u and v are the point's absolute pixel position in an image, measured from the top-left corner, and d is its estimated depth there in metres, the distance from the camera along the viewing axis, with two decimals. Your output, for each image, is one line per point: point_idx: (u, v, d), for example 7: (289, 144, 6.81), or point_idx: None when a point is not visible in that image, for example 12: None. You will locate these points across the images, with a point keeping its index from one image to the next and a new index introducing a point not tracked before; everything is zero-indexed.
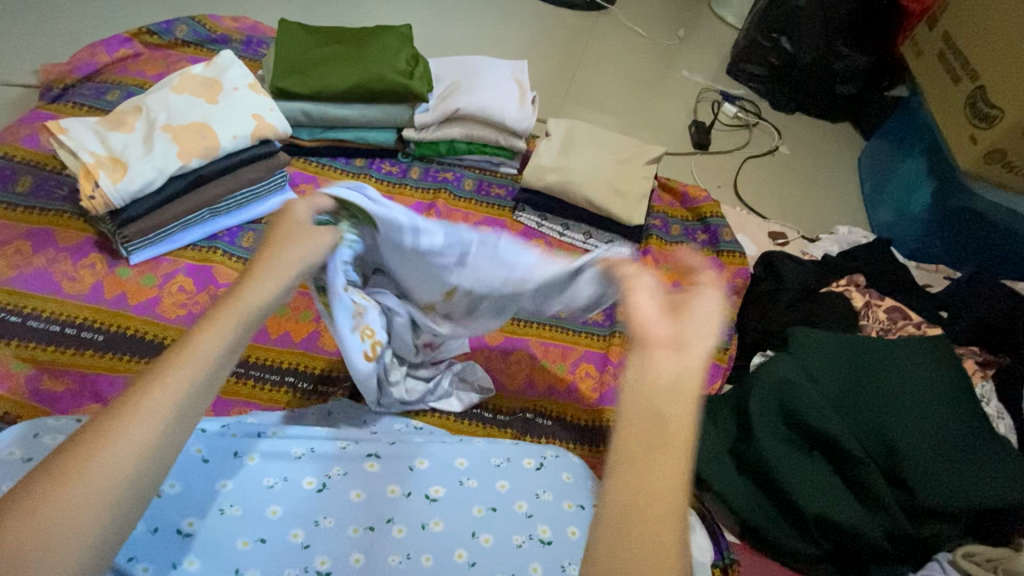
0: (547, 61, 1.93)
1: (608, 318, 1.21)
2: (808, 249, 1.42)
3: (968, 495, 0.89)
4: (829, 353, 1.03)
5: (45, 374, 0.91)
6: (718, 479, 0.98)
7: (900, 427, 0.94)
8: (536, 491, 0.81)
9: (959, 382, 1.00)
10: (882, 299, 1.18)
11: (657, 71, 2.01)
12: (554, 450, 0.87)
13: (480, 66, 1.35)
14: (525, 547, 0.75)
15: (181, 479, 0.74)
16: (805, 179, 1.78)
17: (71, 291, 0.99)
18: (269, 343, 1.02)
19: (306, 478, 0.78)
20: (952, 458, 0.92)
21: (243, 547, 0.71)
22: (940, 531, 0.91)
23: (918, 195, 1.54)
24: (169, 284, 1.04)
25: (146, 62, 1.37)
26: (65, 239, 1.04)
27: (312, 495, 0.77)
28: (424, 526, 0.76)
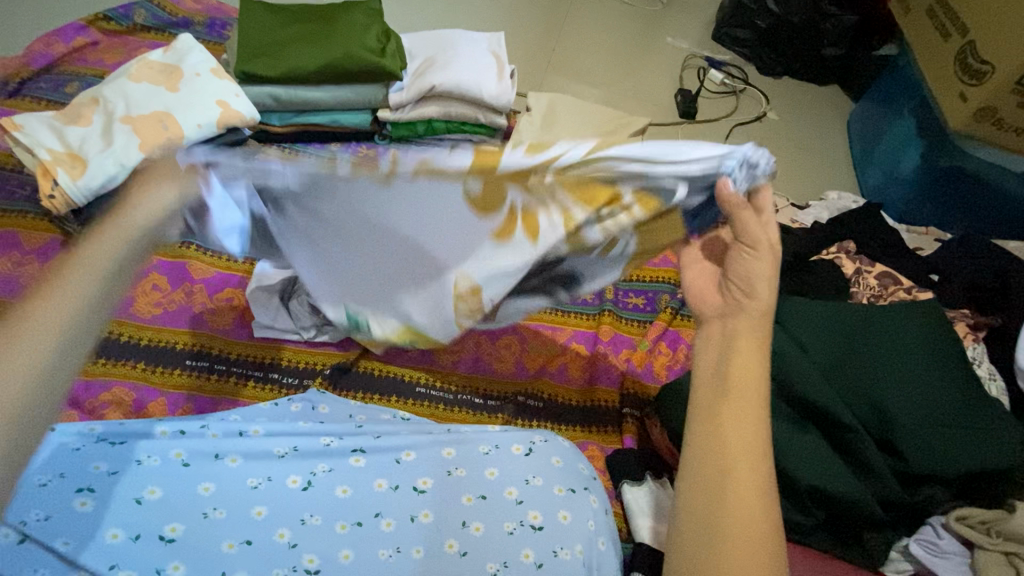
0: (527, 33, 1.87)
1: (597, 296, 1.18)
2: (798, 217, 1.40)
3: (959, 460, 0.89)
4: (816, 321, 1.03)
5: None
6: None
7: (892, 394, 0.93)
8: (527, 477, 0.80)
9: (949, 345, 0.99)
10: (873, 265, 1.17)
11: (640, 40, 1.95)
12: (543, 434, 0.86)
13: (457, 40, 1.30)
14: (517, 533, 0.75)
15: (162, 484, 0.74)
16: (793, 145, 1.75)
17: None
18: (248, 339, 0.99)
19: (290, 476, 0.78)
20: (944, 423, 0.92)
21: (229, 549, 0.71)
22: (934, 495, 0.91)
23: (907, 157, 1.52)
24: (143, 282, 1.01)
25: (106, 50, 1.31)
26: (31, 240, 1.00)
27: (298, 493, 0.76)
28: (413, 518, 0.76)
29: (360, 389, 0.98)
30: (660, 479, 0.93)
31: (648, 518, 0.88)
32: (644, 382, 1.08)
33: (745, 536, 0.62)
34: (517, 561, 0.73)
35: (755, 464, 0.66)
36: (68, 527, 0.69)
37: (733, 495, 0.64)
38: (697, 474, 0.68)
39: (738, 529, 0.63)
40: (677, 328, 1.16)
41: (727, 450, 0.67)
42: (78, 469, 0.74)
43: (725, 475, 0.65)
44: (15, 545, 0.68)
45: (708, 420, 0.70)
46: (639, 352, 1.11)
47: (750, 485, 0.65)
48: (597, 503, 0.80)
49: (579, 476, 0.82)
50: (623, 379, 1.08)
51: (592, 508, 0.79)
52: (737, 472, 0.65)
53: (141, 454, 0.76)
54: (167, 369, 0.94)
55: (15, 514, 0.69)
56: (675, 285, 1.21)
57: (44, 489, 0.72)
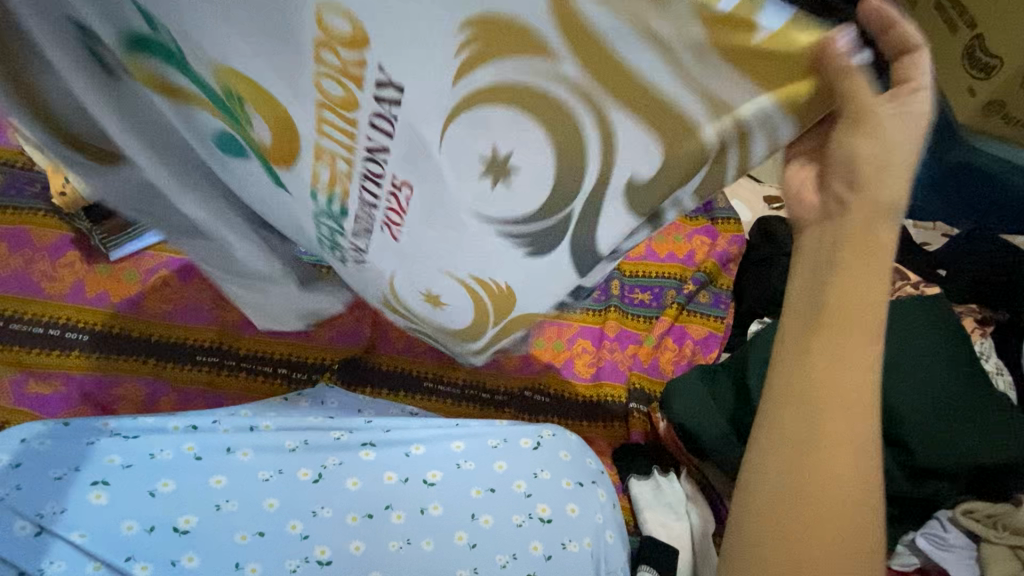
0: None
1: (603, 292, 1.17)
2: None
3: (965, 455, 0.90)
4: None
5: (31, 378, 0.90)
6: (718, 449, 0.94)
7: (900, 389, 0.93)
8: (535, 471, 0.81)
9: (957, 338, 0.98)
10: None
11: None
12: (551, 427, 0.86)
13: None
14: (525, 526, 0.76)
15: (175, 476, 0.75)
16: None
17: (52, 292, 0.97)
18: (258, 333, 1.00)
19: (301, 469, 0.78)
20: (952, 418, 0.92)
21: (243, 541, 0.72)
22: (938, 489, 0.92)
23: None
24: (153, 277, 1.01)
25: None
26: (43, 237, 1.01)
27: (309, 485, 0.77)
28: (423, 511, 0.76)
29: (367, 385, 0.99)
30: (666, 473, 0.96)
31: (654, 511, 0.90)
32: (652, 378, 1.09)
33: (844, 500, 0.53)
34: (526, 553, 0.74)
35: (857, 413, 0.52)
36: (84, 520, 0.71)
37: (824, 482, 0.53)
38: (774, 467, 0.54)
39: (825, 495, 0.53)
40: (682, 323, 1.17)
41: (824, 409, 0.52)
42: (91, 462, 0.74)
43: (810, 457, 0.53)
44: (33, 538, 0.69)
45: (799, 356, 0.53)
46: (646, 347, 1.11)
47: (853, 439, 0.53)
48: (604, 496, 0.81)
49: (587, 470, 0.83)
50: (630, 374, 1.08)
51: (599, 502, 0.80)
52: (832, 456, 0.53)
53: (152, 448, 0.77)
54: (179, 364, 0.95)
55: (31, 506, 0.71)
56: (680, 280, 1.21)
57: (58, 482, 0.73)
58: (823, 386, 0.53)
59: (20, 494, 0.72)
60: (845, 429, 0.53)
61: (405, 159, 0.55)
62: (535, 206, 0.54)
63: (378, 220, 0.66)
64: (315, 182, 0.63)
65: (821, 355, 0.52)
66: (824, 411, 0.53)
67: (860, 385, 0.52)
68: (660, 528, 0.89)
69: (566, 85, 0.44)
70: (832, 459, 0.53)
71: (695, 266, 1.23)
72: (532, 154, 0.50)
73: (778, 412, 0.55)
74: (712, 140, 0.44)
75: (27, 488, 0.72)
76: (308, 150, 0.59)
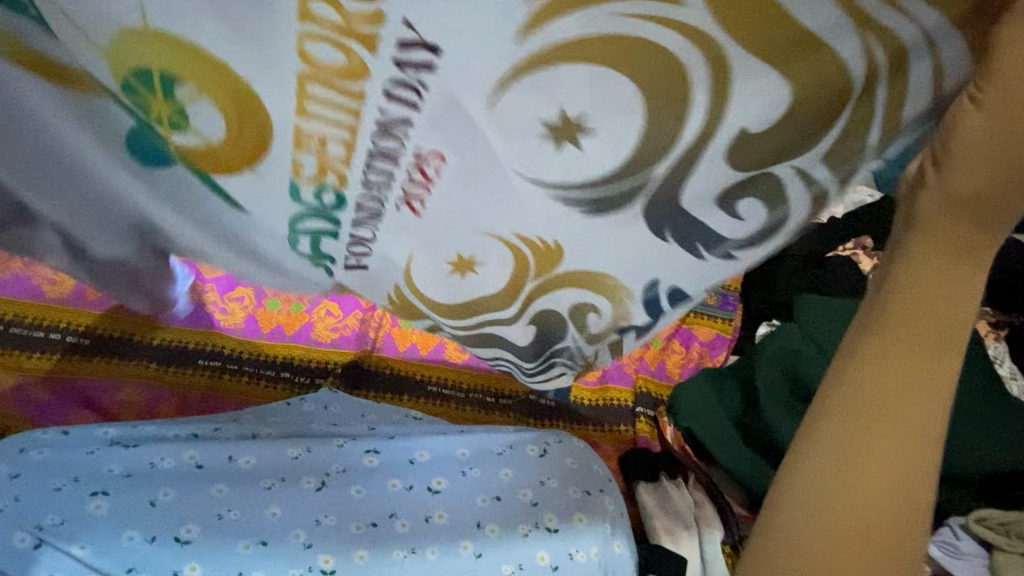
0: None
1: None
2: None
3: (974, 461, 0.89)
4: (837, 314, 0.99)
5: (36, 382, 0.88)
6: (728, 455, 0.95)
7: None
8: (541, 478, 0.80)
9: (970, 342, 0.97)
10: None
11: None
12: (557, 434, 0.85)
13: None
14: (531, 535, 0.75)
15: (175, 486, 0.74)
16: None
17: (51, 295, 0.94)
18: (262, 337, 0.99)
19: (304, 477, 0.78)
20: (963, 424, 0.91)
21: (245, 550, 0.71)
22: (953, 496, 0.91)
23: None
24: None
25: None
26: None
27: (312, 493, 0.76)
28: (428, 519, 0.76)
29: (369, 389, 0.98)
30: (673, 479, 0.95)
31: (663, 519, 0.89)
32: (658, 381, 1.08)
33: (900, 514, 0.47)
34: (532, 563, 0.73)
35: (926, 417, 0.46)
36: (84, 532, 0.70)
37: (874, 486, 0.47)
38: (820, 445, 0.49)
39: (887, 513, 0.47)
40: (689, 325, 1.15)
41: (879, 414, 0.46)
42: (92, 473, 0.74)
43: (861, 456, 0.47)
44: (32, 550, 0.68)
45: (873, 356, 0.46)
46: (652, 350, 1.10)
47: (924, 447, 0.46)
48: (612, 506, 0.79)
49: (595, 478, 0.81)
50: (636, 378, 1.07)
51: (607, 511, 0.78)
52: (883, 459, 0.47)
53: (154, 457, 0.77)
54: (178, 367, 0.94)
55: (32, 518, 0.70)
56: None
57: (59, 493, 0.72)
58: (893, 391, 0.46)
59: (19, 505, 0.70)
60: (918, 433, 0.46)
61: (433, 127, 0.54)
62: (613, 159, 0.53)
63: (394, 198, 0.62)
64: (297, 173, 0.61)
65: (903, 355, 0.46)
66: (888, 420, 0.46)
67: (936, 383, 0.46)
68: (669, 536, 0.87)
69: (682, 34, 0.44)
70: (881, 470, 0.47)
71: None
72: (618, 115, 0.49)
73: (844, 393, 0.48)
74: (859, 75, 0.45)
75: (26, 499, 0.71)
76: (286, 133, 0.57)
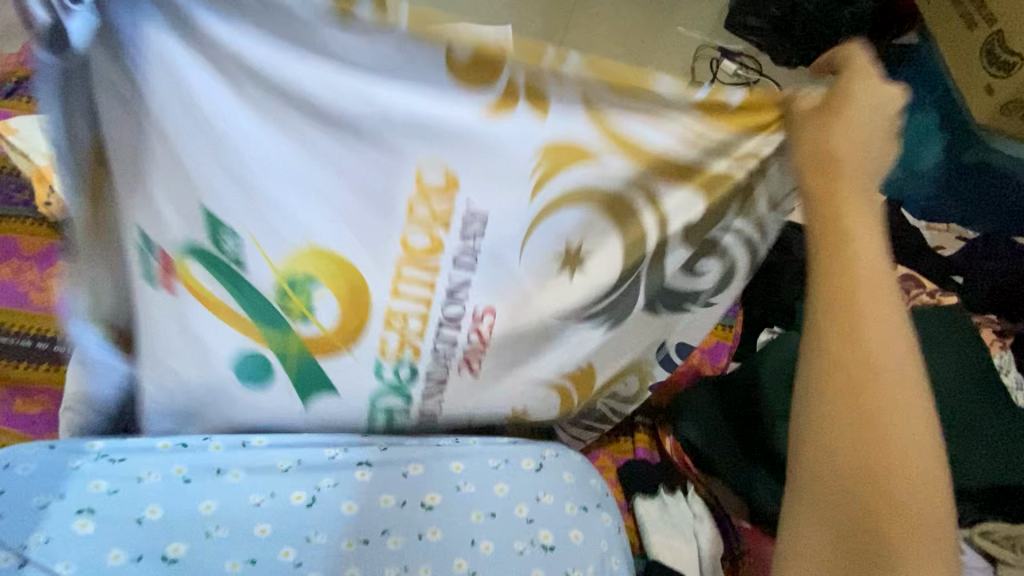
0: (534, 23, 1.81)
1: None
2: None
3: (979, 475, 0.87)
4: None
5: (17, 396, 0.87)
6: (727, 467, 0.93)
7: None
8: (538, 494, 0.78)
9: (977, 354, 0.95)
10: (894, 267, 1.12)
11: (649, 30, 1.90)
12: (555, 447, 0.84)
13: None
14: (527, 553, 0.73)
15: (163, 502, 0.73)
16: None
17: (39, 303, 0.94)
18: None
19: (294, 492, 0.76)
20: (968, 436, 0.88)
21: (233, 569, 0.70)
22: (956, 510, 0.88)
23: None
24: None
25: None
26: (30, 247, 0.98)
27: (301, 510, 0.75)
28: (421, 536, 0.74)
29: None
30: (673, 492, 0.93)
31: (661, 534, 0.87)
32: (657, 389, 1.05)
33: (920, 507, 0.44)
34: None
35: (903, 391, 0.47)
36: (68, 550, 0.68)
37: (887, 480, 0.45)
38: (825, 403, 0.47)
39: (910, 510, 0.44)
40: None
41: (860, 394, 0.46)
42: (77, 489, 0.73)
43: (867, 398, 0.46)
44: (16, 569, 0.66)
45: (832, 344, 0.48)
46: None
47: (912, 427, 0.46)
48: (609, 521, 0.79)
49: (591, 493, 0.80)
50: None
51: (604, 527, 0.78)
52: (887, 394, 0.46)
53: (141, 471, 0.75)
54: None
55: (16, 537, 0.68)
56: None
57: (43, 510, 0.71)
58: (863, 376, 0.46)
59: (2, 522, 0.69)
60: (901, 414, 0.46)
61: (488, 287, 0.73)
62: (612, 269, 0.75)
63: (457, 366, 0.78)
64: (383, 352, 0.75)
65: (858, 340, 0.47)
66: (863, 403, 0.46)
67: (896, 362, 0.47)
68: (668, 552, 0.85)
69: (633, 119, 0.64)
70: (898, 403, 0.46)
71: None
72: (598, 236, 0.73)
73: (830, 341, 0.47)
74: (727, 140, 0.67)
75: (9, 516, 0.69)
76: (378, 315, 0.72)
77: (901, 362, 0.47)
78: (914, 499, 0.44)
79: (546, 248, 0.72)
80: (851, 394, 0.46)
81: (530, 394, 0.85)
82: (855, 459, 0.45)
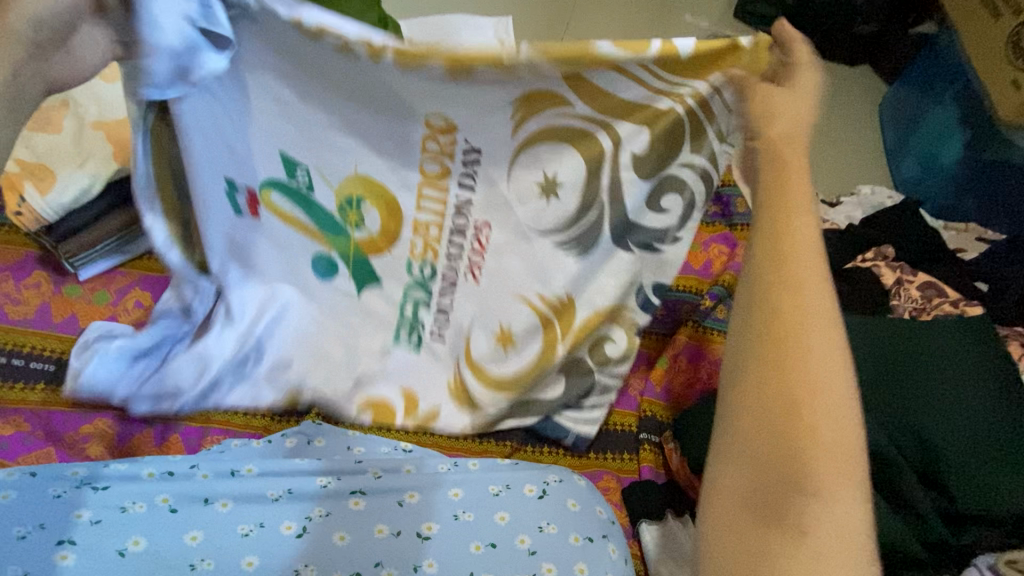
0: (536, 13, 1.74)
1: None
2: (830, 215, 1.29)
3: (1010, 496, 0.80)
4: (859, 341, 0.94)
5: None
6: None
7: (935, 421, 0.85)
8: (540, 523, 0.74)
9: (999, 367, 0.90)
10: (915, 275, 1.07)
11: (655, 19, 1.82)
12: (557, 473, 0.81)
13: (457, 28, 1.20)
14: None
15: (147, 534, 0.68)
16: (819, 133, 1.62)
17: (15, 316, 0.89)
18: None
19: (284, 523, 0.71)
20: (995, 456, 0.82)
21: None
22: (984, 537, 0.81)
23: (947, 148, 1.43)
24: (125, 300, 0.94)
25: None
26: (5, 256, 0.93)
27: (292, 541, 0.70)
28: (417, 569, 0.69)
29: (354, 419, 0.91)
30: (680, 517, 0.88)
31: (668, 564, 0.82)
32: (665, 404, 1.01)
33: (832, 491, 0.43)
34: None
35: (831, 368, 0.45)
36: None
37: (800, 460, 0.44)
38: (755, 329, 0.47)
39: (816, 498, 0.43)
40: (699, 341, 1.06)
41: (781, 369, 0.45)
42: (59, 518, 0.68)
43: (790, 337, 0.45)
44: None
45: (753, 317, 0.47)
46: (658, 369, 1.03)
47: (834, 409, 0.44)
48: (616, 553, 0.74)
49: (597, 522, 0.76)
50: (640, 401, 1.01)
51: (611, 559, 0.73)
52: (809, 330, 0.45)
53: (126, 500, 0.71)
54: None
55: None
56: (696, 294, 1.12)
57: (23, 542, 0.66)
58: (786, 351, 0.45)
59: None
60: (822, 390, 0.45)
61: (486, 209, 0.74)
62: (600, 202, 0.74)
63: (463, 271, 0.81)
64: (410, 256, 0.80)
65: (778, 310, 0.46)
66: (780, 377, 0.45)
67: (823, 337, 0.46)
68: None
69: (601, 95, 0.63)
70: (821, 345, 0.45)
71: (712, 279, 1.13)
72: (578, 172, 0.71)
73: (764, 271, 0.47)
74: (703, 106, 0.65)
75: None
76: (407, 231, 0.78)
77: (828, 339, 0.46)
78: (824, 490, 0.43)
79: (529, 185, 0.71)
80: (769, 371, 0.45)
81: (525, 330, 0.85)
82: (766, 440, 0.45)
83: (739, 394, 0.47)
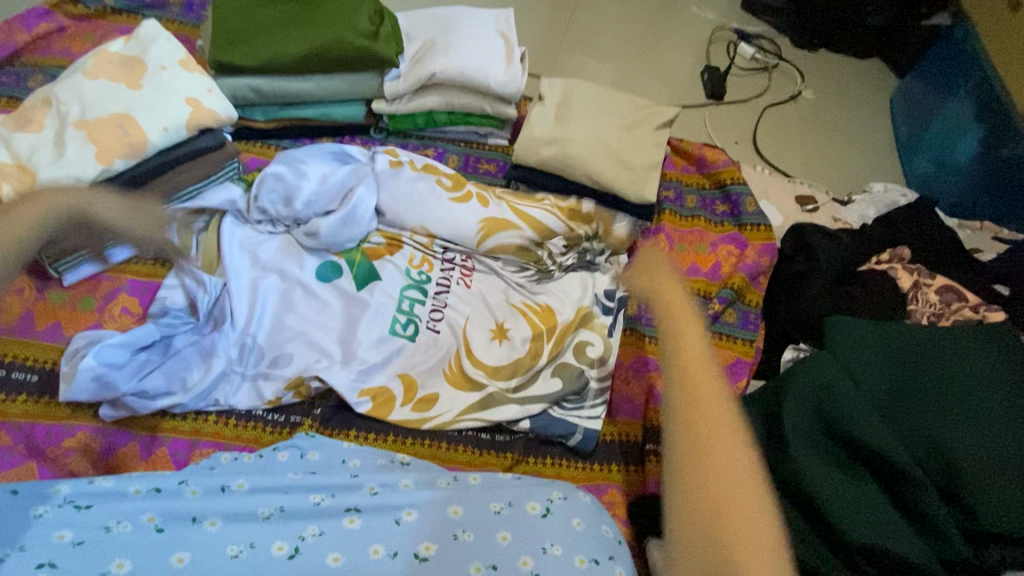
0: (537, 6, 1.69)
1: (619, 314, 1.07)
2: (841, 215, 1.25)
3: None
4: (876, 348, 0.90)
5: None
6: None
7: (956, 434, 0.80)
8: (544, 544, 0.71)
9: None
10: (933, 278, 1.02)
11: (661, 11, 1.77)
12: (562, 491, 0.77)
13: (456, 21, 1.16)
14: None
15: (131, 555, 0.64)
16: (829, 129, 1.57)
17: None
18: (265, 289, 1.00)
19: (275, 543, 0.68)
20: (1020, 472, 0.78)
21: None
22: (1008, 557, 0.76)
23: (962, 143, 1.35)
24: (110, 306, 0.91)
25: (72, 39, 1.21)
26: None
27: (282, 563, 0.67)
28: None
29: (348, 429, 0.88)
30: None
31: None
32: None
33: (756, 544, 0.50)
34: None
35: (726, 431, 0.56)
36: None
37: (729, 511, 0.51)
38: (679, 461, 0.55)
39: (744, 545, 0.50)
40: None
41: (699, 446, 0.54)
42: (39, 540, 0.65)
43: (709, 440, 0.55)
44: None
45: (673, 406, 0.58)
46: None
47: (738, 472, 0.54)
48: None
49: (603, 543, 0.72)
50: (646, 410, 0.97)
51: None
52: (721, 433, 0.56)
53: (109, 520, 0.67)
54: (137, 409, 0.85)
55: None
56: (703, 297, 1.09)
57: None
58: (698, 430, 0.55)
59: None
60: (728, 452, 0.55)
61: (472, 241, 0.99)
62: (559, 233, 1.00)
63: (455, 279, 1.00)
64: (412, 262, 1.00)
65: (686, 400, 0.58)
66: (698, 450, 0.54)
67: (725, 417, 0.56)
68: None
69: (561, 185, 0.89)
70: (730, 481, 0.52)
71: (720, 282, 1.10)
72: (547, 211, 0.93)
73: (679, 398, 0.58)
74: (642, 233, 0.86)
75: None
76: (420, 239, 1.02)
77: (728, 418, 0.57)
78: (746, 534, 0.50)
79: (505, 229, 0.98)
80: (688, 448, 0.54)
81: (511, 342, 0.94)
82: (686, 498, 0.53)
83: (675, 517, 0.54)
